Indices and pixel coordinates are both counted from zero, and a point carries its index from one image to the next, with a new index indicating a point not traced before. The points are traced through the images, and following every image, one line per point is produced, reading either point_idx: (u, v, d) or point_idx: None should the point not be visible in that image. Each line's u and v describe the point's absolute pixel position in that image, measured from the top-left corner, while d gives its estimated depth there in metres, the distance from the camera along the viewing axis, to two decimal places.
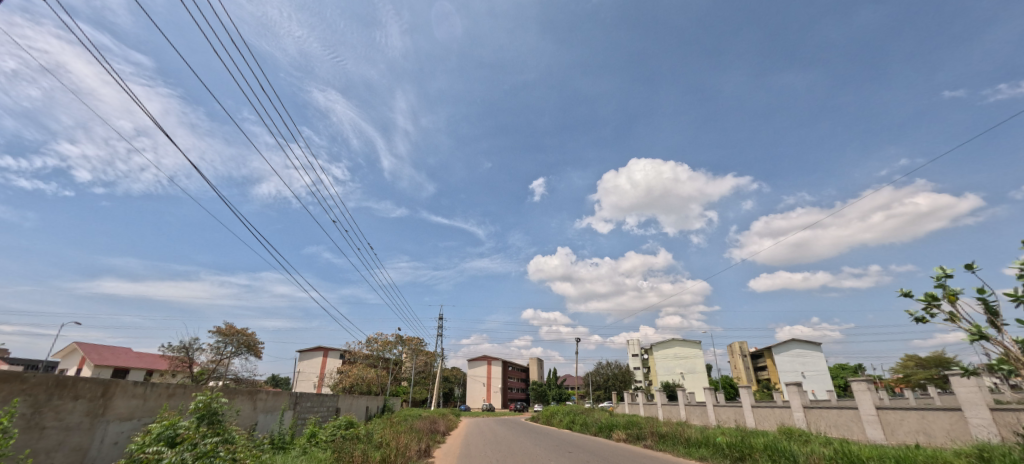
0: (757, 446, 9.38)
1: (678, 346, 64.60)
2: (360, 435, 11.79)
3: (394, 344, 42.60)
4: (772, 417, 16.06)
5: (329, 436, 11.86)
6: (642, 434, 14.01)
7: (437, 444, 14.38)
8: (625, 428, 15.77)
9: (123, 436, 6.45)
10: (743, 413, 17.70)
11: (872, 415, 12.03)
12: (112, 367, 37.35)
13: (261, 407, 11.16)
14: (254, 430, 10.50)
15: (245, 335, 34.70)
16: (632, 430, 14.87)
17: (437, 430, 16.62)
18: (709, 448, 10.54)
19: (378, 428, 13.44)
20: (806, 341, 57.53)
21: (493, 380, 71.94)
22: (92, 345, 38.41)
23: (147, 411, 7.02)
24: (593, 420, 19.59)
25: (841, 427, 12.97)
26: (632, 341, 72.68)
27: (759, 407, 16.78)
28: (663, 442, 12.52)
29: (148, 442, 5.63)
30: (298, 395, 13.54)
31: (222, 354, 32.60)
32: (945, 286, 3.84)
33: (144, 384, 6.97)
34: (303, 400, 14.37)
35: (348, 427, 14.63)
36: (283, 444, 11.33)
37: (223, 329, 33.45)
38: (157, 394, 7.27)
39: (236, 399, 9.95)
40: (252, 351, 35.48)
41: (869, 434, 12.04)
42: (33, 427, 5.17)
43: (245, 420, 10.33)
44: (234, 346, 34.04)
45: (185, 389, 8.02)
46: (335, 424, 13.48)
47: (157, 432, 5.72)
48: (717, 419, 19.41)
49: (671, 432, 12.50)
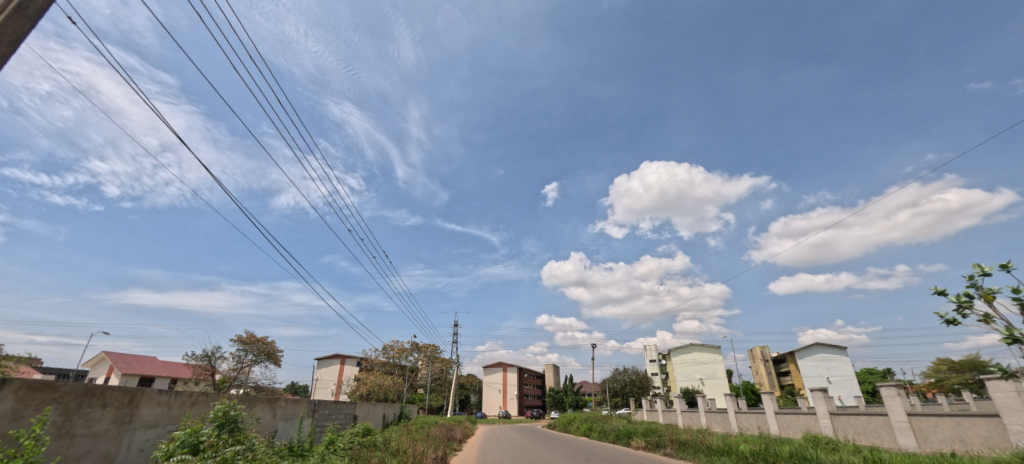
0: (782, 453, 9.07)
1: (696, 351, 63.24)
2: (377, 442, 11.86)
3: (410, 351, 42.74)
4: (797, 424, 15.59)
5: (348, 444, 11.94)
6: (661, 441, 13.72)
7: (454, 452, 14.34)
8: (644, 435, 15.40)
9: (149, 443, 6.64)
10: (766, 420, 17.19)
11: (903, 421, 11.55)
12: (138, 375, 38.47)
13: (280, 415, 11.35)
14: (273, 437, 10.64)
15: (265, 343, 35.33)
16: (652, 438, 14.51)
17: (453, 437, 16.60)
18: (731, 456, 10.21)
19: (394, 436, 13.44)
20: (832, 346, 55.60)
21: (509, 387, 71.57)
22: (119, 354, 39.68)
23: (171, 419, 7.22)
24: (611, 427, 19.39)
25: (870, 434, 12.48)
26: (650, 346, 71.51)
27: (784, 414, 16.30)
28: (684, 450, 12.22)
29: (172, 450, 5.76)
30: (316, 402, 13.73)
31: (244, 362, 33.23)
32: (980, 284, 3.64)
33: (168, 393, 7.17)
34: (320, 407, 14.53)
35: (365, 434, 14.54)
36: (302, 452, 11.32)
37: (243, 337, 34.10)
38: (180, 402, 7.48)
39: (257, 407, 10.16)
40: (272, 359, 36.00)
41: (900, 442, 11.54)
42: (62, 434, 5.32)
43: (265, 427, 10.52)
44: (255, 354, 34.69)
45: (207, 398, 8.23)
46: (353, 431, 13.50)
47: (180, 440, 5.85)
48: (738, 427, 18.94)
49: (692, 440, 12.20)
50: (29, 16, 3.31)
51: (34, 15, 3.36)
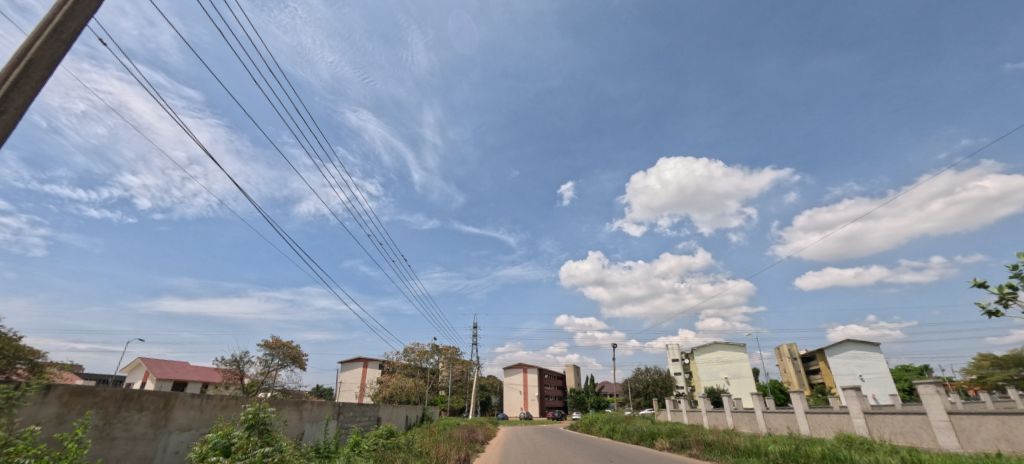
0: (814, 454, 8.78)
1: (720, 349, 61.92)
2: (401, 444, 12.03)
3: (431, 353, 43.16)
4: (828, 424, 15.06)
5: (372, 445, 12.10)
6: (686, 442, 13.46)
7: (477, 453, 14.41)
8: (669, 436, 15.13)
9: (183, 445, 6.91)
10: (796, 420, 16.66)
11: (943, 420, 11.04)
12: (172, 380, 39.96)
13: (307, 417, 11.62)
14: (300, 439, 10.89)
15: (290, 347, 36.21)
16: (677, 438, 14.25)
17: (476, 439, 16.68)
18: (760, 457, 9.93)
19: (418, 437, 13.57)
20: (863, 343, 53.56)
21: (530, 389, 71.46)
22: (154, 360, 41.33)
23: (204, 421, 7.49)
24: (634, 428, 19.10)
25: (908, 434, 11.97)
26: (672, 345, 70.29)
27: (815, 413, 15.78)
28: (710, 451, 11.94)
29: (206, 452, 5.98)
30: (341, 405, 14.02)
31: (270, 366, 34.15)
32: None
33: (200, 397, 7.42)
34: (345, 410, 14.82)
35: (389, 436, 14.74)
36: (329, 453, 11.56)
37: (270, 342, 35.07)
38: (212, 406, 7.75)
39: (284, 409, 10.44)
40: (297, 363, 36.87)
41: (942, 442, 11.01)
42: (103, 437, 5.59)
43: (293, 429, 10.79)
44: (281, 358, 35.61)
45: (236, 401, 8.50)
46: (377, 433, 13.70)
47: (213, 442, 6.06)
48: (767, 427, 18.42)
49: (719, 441, 11.92)
50: (64, 41, 3.50)
51: (68, 39, 3.54)
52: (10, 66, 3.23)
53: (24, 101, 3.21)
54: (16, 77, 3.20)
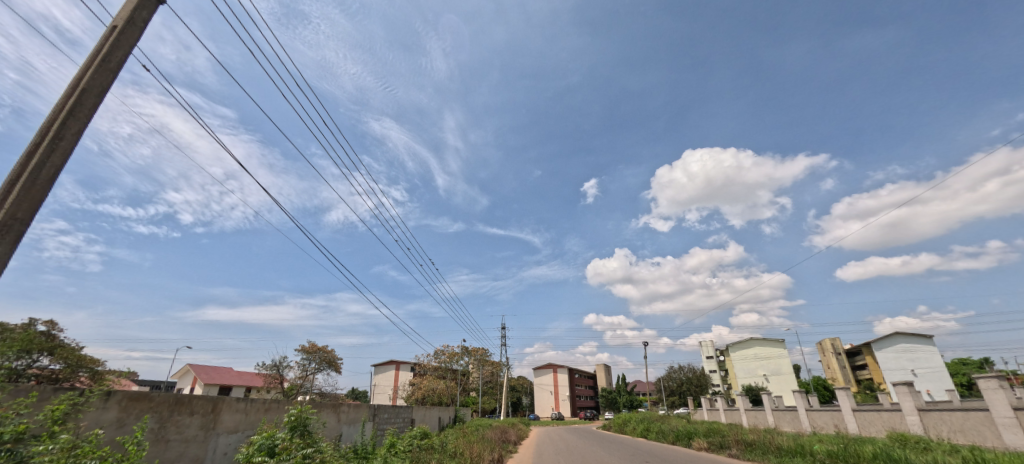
0: (864, 454, 8.32)
1: (757, 345, 59.80)
2: (435, 445, 12.23)
3: (460, 355, 43.64)
4: (879, 422, 14.25)
5: (407, 446, 12.34)
6: (725, 442, 13.05)
7: (510, 454, 14.44)
8: (706, 436, 14.70)
9: (231, 447, 7.26)
10: (844, 418, 15.84)
11: (1009, 417, 10.26)
12: (218, 384, 42.06)
13: (344, 419, 11.99)
14: (339, 440, 11.24)
15: (325, 352, 37.42)
16: (715, 438, 13.82)
17: (508, 440, 16.73)
18: (805, 458, 9.52)
19: (451, 439, 13.72)
20: (914, 335, 50.39)
21: (560, 389, 71.07)
22: (201, 366, 43.59)
23: (249, 424, 7.83)
24: (669, 427, 18.65)
25: (968, 432, 11.21)
26: (705, 342, 68.35)
27: (863, 411, 14.98)
28: (751, 451, 11.52)
29: (252, 453, 6.25)
30: (376, 407, 14.36)
31: (308, 370, 35.40)
32: None
33: (245, 400, 7.76)
34: (380, 412, 15.19)
35: (422, 437, 15.00)
36: (366, 455, 11.87)
37: (306, 347, 36.35)
38: (256, 409, 8.10)
39: (323, 412, 10.81)
40: (333, 367, 38.04)
41: (1007, 440, 10.24)
42: (159, 440, 5.93)
43: (332, 431, 11.16)
44: (317, 362, 36.84)
45: (278, 404, 8.86)
46: (411, 434, 13.96)
47: (258, 443, 6.34)
48: (811, 425, 17.59)
49: (760, 441, 11.47)
50: (111, 68, 3.75)
51: (115, 68, 3.78)
52: (66, 98, 3.49)
53: (80, 128, 3.47)
54: (71, 106, 3.44)
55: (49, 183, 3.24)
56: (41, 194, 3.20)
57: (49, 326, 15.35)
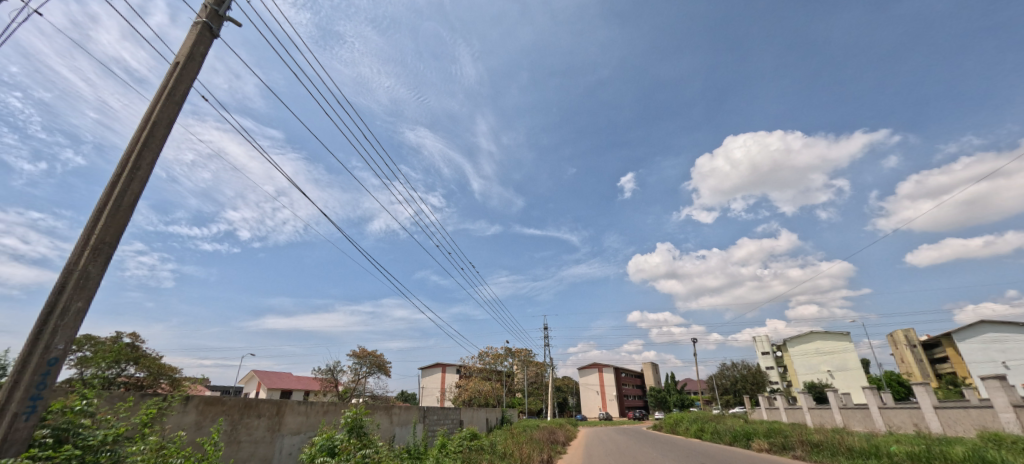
0: (954, 454, 7.54)
1: (819, 339, 56.04)
2: (484, 446, 12.36)
3: (504, 356, 43.92)
4: (966, 421, 12.89)
5: (457, 447, 12.58)
6: (788, 443, 12.27)
7: (559, 455, 14.35)
8: (767, 436, 13.89)
9: (295, 448, 7.71)
10: (925, 416, 14.47)
11: None
12: (280, 389, 44.84)
13: (396, 421, 12.40)
14: (392, 441, 11.64)
15: (375, 356, 38.86)
16: (777, 439, 13.03)
17: (556, 440, 16.58)
18: (880, 459, 8.79)
19: (499, 439, 13.80)
20: (1004, 324, 45.09)
21: (607, 388, 69.84)
22: (264, 372, 46.64)
23: (310, 426, 8.28)
24: (725, 427, 17.78)
25: None
26: (760, 337, 64.81)
27: (947, 408, 13.63)
28: (817, 452, 10.75)
29: (314, 454, 6.60)
30: (425, 409, 14.72)
31: (360, 374, 36.94)
32: None
33: (305, 403, 8.21)
34: (430, 413, 15.57)
35: (471, 438, 15.21)
36: (419, 455, 12.20)
37: (357, 352, 37.92)
38: (316, 411, 8.55)
39: (377, 414, 11.25)
40: (383, 370, 39.44)
41: None
42: (232, 441, 6.39)
43: (385, 432, 11.57)
44: (368, 366, 38.35)
45: (336, 406, 9.31)
46: (461, 435, 14.17)
47: (320, 444, 6.68)
48: (886, 425, 16.17)
49: (828, 441, 10.68)
50: (176, 100, 4.09)
51: (181, 98, 4.14)
52: (140, 130, 3.84)
53: (153, 157, 3.81)
54: (145, 137, 3.79)
55: (131, 208, 3.59)
56: (124, 219, 3.55)
57: (133, 338, 16.98)
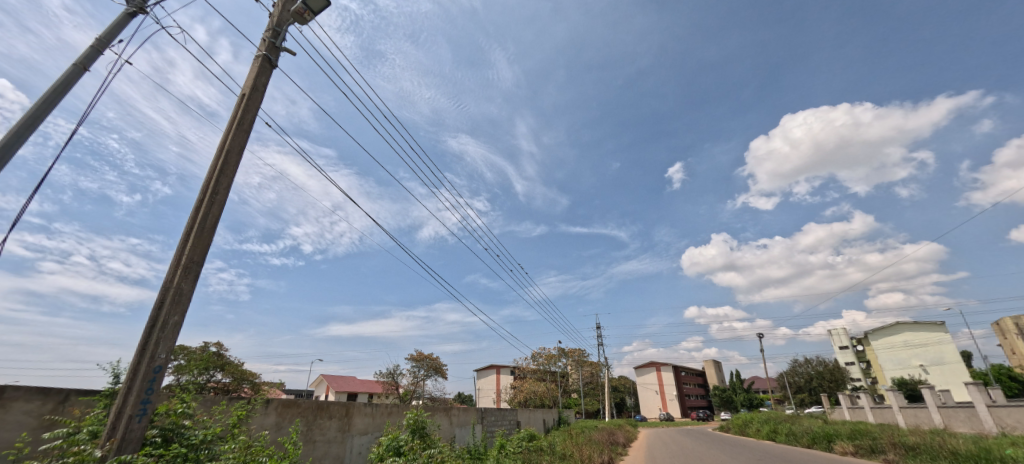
0: None
1: (907, 331, 50.63)
2: (543, 447, 12.33)
3: (557, 357, 43.66)
4: None
5: (516, 448, 12.63)
6: (878, 445, 11.10)
7: (620, 456, 13.99)
8: (851, 438, 12.70)
9: (364, 447, 8.14)
10: None
11: None
12: (346, 392, 47.58)
13: (456, 422, 12.75)
14: (453, 441, 11.97)
15: (432, 359, 40.14)
16: (863, 441, 11.88)
17: (616, 441, 16.19)
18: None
19: (558, 440, 13.72)
20: None
21: (666, 388, 67.26)
22: (331, 376, 49.70)
23: (376, 426, 8.71)
24: (802, 429, 16.45)
25: None
26: (836, 330, 59.56)
27: None
28: (914, 456, 9.65)
29: (382, 453, 6.92)
30: (482, 410, 14.98)
31: (418, 376, 38.31)
32: None
33: (371, 405, 8.65)
34: (487, 414, 15.85)
35: (530, 439, 15.24)
36: (479, 455, 12.42)
37: (415, 355, 39.37)
38: (381, 413, 8.97)
39: (437, 415, 11.61)
40: (440, 373, 40.62)
41: None
42: (308, 440, 6.86)
43: (446, 433, 11.92)
44: (425, 369, 39.68)
45: (399, 408, 9.73)
46: (519, 436, 14.25)
47: (386, 444, 7.00)
48: (997, 426, 14.20)
49: (926, 444, 9.58)
50: (245, 128, 4.48)
51: (249, 126, 4.53)
52: (217, 159, 4.25)
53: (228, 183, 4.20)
54: (220, 165, 4.18)
55: (213, 230, 3.97)
56: (208, 239, 3.93)
57: (218, 347, 18.79)
